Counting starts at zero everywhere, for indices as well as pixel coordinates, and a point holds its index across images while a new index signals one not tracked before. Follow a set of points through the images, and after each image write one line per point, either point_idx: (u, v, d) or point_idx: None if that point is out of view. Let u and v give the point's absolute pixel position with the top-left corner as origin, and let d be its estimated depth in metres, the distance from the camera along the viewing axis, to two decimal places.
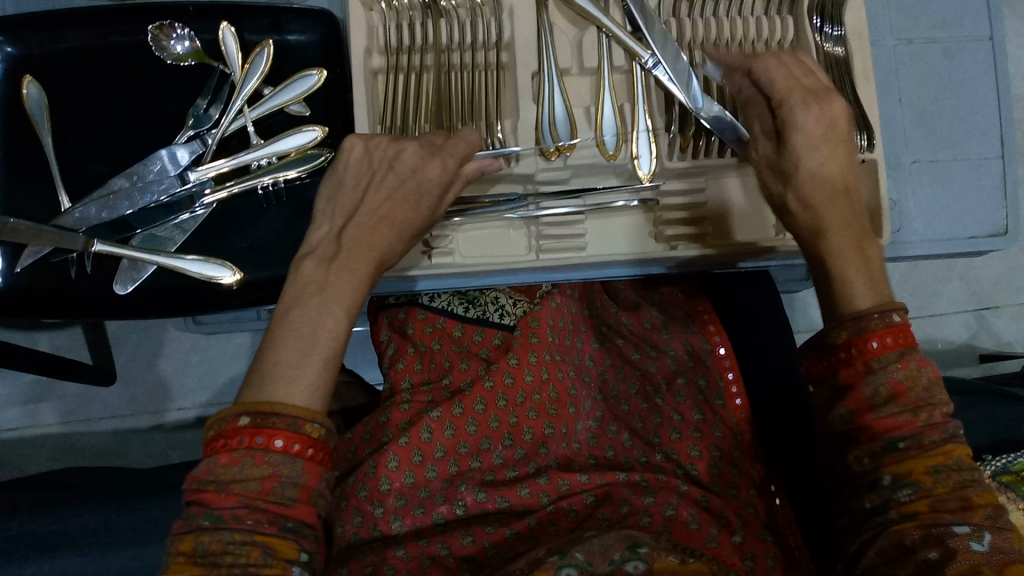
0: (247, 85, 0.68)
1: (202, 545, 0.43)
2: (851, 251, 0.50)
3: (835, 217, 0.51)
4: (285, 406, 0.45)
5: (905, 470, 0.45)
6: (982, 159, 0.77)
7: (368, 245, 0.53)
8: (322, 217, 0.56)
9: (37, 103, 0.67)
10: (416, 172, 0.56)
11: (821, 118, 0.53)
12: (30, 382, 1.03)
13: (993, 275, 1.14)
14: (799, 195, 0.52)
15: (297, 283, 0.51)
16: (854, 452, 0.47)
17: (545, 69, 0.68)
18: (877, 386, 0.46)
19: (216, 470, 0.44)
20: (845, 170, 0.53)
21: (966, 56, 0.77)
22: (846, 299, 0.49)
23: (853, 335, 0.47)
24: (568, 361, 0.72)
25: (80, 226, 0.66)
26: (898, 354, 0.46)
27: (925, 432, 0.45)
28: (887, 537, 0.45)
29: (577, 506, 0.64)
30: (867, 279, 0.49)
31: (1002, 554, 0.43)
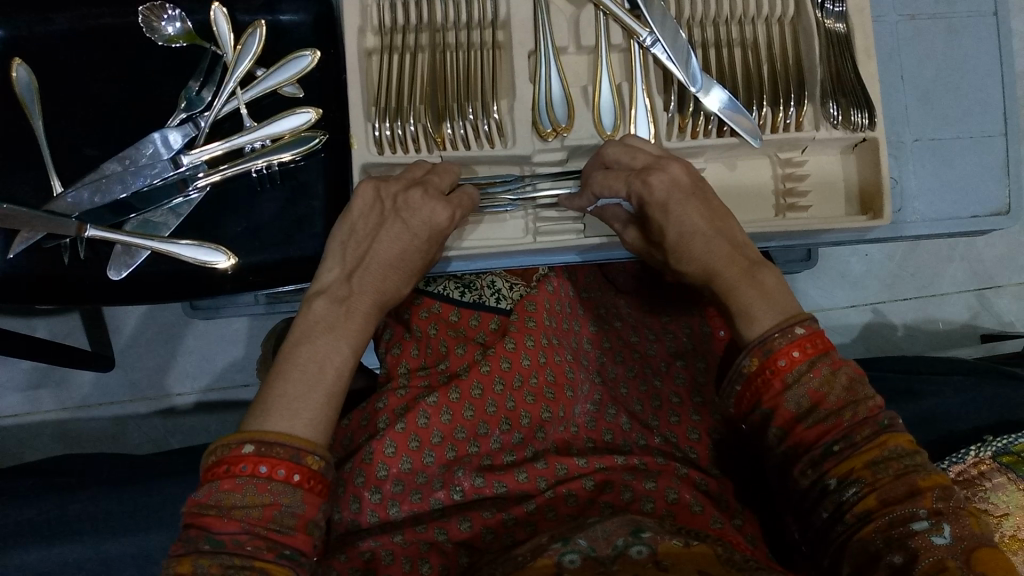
0: (240, 66, 0.67)
1: (202, 568, 0.44)
2: (743, 282, 0.52)
3: (717, 254, 0.53)
4: (289, 437, 0.48)
5: (846, 470, 0.47)
6: (984, 138, 0.76)
7: (377, 291, 0.56)
8: (331, 253, 0.58)
9: (27, 86, 0.66)
10: (426, 225, 0.56)
11: (665, 181, 0.54)
12: (29, 369, 1.03)
13: (995, 254, 1.13)
14: (681, 249, 0.55)
15: (306, 321, 0.53)
16: (796, 466, 0.50)
17: (543, 49, 0.66)
18: (798, 399, 0.49)
19: (219, 496, 0.46)
20: (708, 218, 0.54)
21: (968, 33, 0.76)
22: (748, 328, 0.51)
23: (764, 360, 0.50)
24: (566, 345, 0.71)
25: (72, 211, 0.65)
26: (808, 364, 0.49)
27: (854, 430, 0.48)
28: (853, 545, 0.47)
29: (576, 491, 0.63)
30: (765, 302, 0.51)
31: (965, 541, 0.44)
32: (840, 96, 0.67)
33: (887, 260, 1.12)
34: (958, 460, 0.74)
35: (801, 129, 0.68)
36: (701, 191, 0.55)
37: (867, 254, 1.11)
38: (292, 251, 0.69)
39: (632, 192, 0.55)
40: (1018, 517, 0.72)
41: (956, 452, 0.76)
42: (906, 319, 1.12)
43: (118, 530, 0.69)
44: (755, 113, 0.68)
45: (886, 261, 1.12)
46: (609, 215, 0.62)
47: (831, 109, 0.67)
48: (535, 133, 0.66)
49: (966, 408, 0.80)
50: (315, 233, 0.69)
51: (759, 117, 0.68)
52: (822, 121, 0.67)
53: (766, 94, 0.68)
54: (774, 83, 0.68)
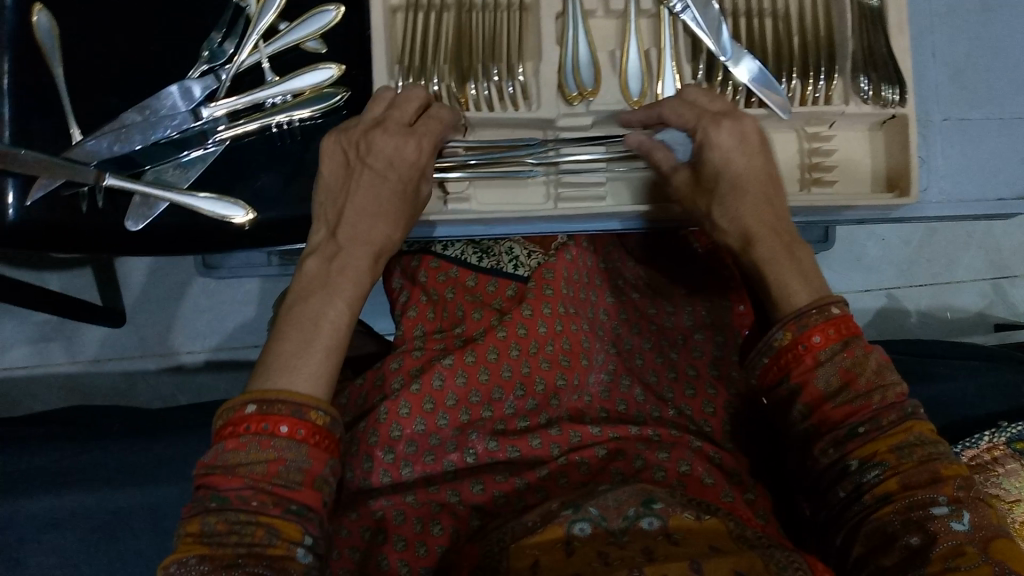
0: (262, 19, 0.66)
1: (209, 525, 0.44)
2: (780, 251, 0.53)
3: (759, 218, 0.54)
4: (291, 394, 0.48)
5: (869, 452, 0.47)
6: (1015, 120, 0.75)
7: (364, 240, 0.55)
8: (320, 215, 0.58)
9: (47, 32, 0.65)
10: (391, 163, 0.56)
11: (733, 133, 0.55)
12: (41, 321, 1.03)
13: (1014, 243, 1.12)
14: (727, 202, 0.55)
15: (302, 281, 0.54)
16: (818, 444, 0.50)
17: (571, 12, 0.66)
18: (828, 377, 0.49)
19: (224, 456, 0.46)
20: (761, 180, 0.55)
21: (1004, 12, 0.75)
22: (787, 301, 0.52)
23: (796, 335, 0.50)
24: (582, 314, 0.70)
25: (90, 160, 0.64)
26: (843, 344, 0.49)
27: (882, 413, 0.48)
28: (869, 524, 0.47)
29: (589, 459, 0.63)
30: (801, 273, 0.52)
31: (983, 529, 0.45)
32: (872, 70, 0.66)
33: (904, 246, 1.11)
34: (971, 445, 0.74)
35: (830, 102, 0.67)
36: (759, 144, 0.55)
37: (883, 238, 1.10)
38: (307, 208, 0.68)
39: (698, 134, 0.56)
40: None
41: (970, 436, 0.75)
42: (920, 306, 1.11)
43: (128, 481, 0.69)
44: (785, 84, 0.67)
45: (904, 246, 1.11)
46: (659, 159, 0.60)
47: (862, 83, 0.66)
48: (560, 97, 0.66)
49: (980, 394, 0.79)
50: None
51: (789, 89, 0.67)
52: (852, 95, 0.67)
53: (797, 66, 0.67)
54: (804, 55, 0.67)
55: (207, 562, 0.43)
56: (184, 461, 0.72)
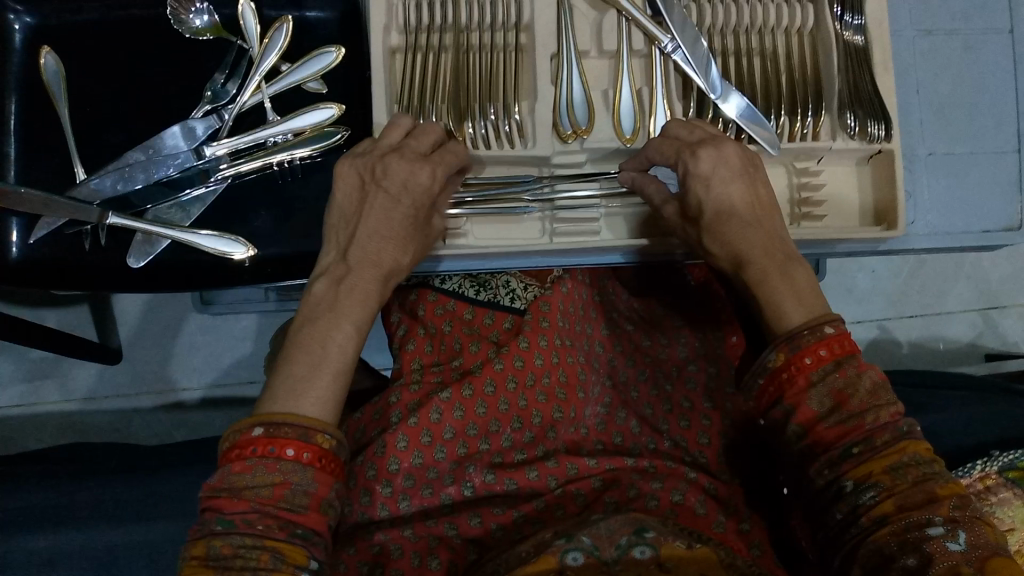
0: (265, 60, 0.68)
1: (215, 548, 0.44)
2: (774, 273, 0.53)
3: (752, 241, 0.54)
4: (296, 417, 0.48)
5: (864, 473, 0.47)
6: (999, 154, 0.77)
7: (376, 265, 0.55)
8: (332, 239, 0.58)
9: (54, 73, 0.67)
10: (406, 187, 0.56)
11: (712, 159, 0.56)
12: (37, 359, 1.03)
13: (1001, 274, 1.14)
14: (714, 227, 0.55)
15: (310, 303, 0.54)
16: (814, 465, 0.50)
17: (565, 53, 0.68)
18: (821, 398, 0.49)
19: (230, 479, 0.46)
20: (749, 203, 0.56)
21: (984, 50, 0.77)
22: (780, 322, 0.52)
23: (790, 355, 0.50)
24: (577, 346, 0.71)
25: (94, 198, 0.66)
26: (835, 364, 0.49)
27: (876, 434, 0.48)
28: (866, 547, 0.47)
29: (585, 490, 0.64)
30: (794, 296, 0.52)
31: (980, 549, 0.45)
32: (858, 108, 0.68)
33: (893, 277, 1.12)
34: (964, 474, 0.75)
35: (818, 138, 0.69)
36: (731, 165, 0.56)
37: (873, 270, 1.12)
38: (310, 245, 0.69)
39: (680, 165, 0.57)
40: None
41: (963, 465, 0.76)
42: (911, 337, 1.12)
43: (125, 519, 0.69)
44: (773, 122, 0.69)
45: (893, 278, 1.12)
46: (649, 191, 0.62)
47: (848, 120, 0.68)
48: (555, 135, 0.67)
49: (972, 424, 0.80)
50: None
51: (777, 126, 0.69)
52: (839, 131, 0.69)
53: (785, 104, 0.69)
54: (792, 94, 0.69)
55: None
56: (182, 498, 0.71)
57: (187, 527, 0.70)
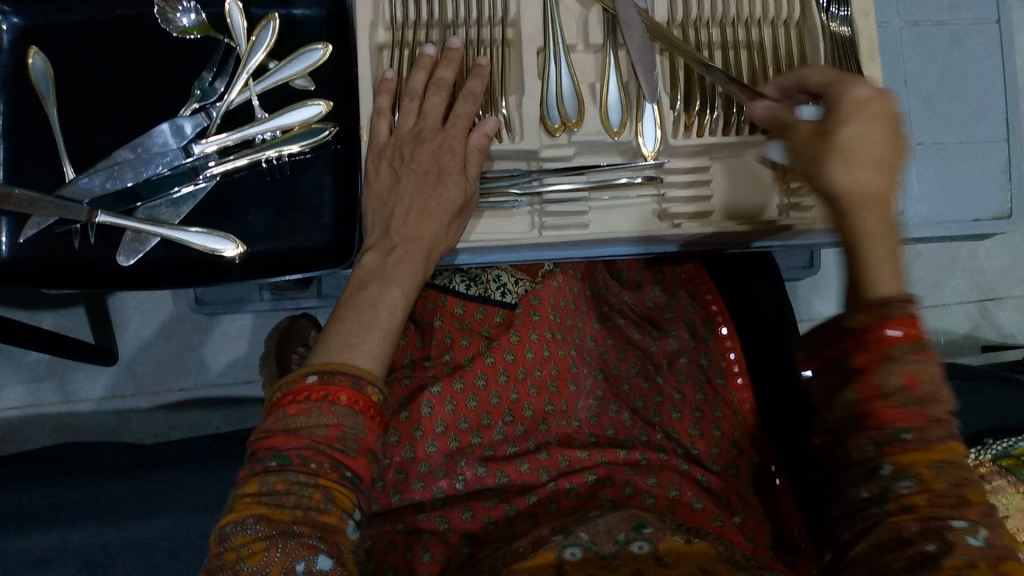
0: (252, 58, 0.68)
1: (268, 484, 0.45)
2: (870, 231, 0.46)
3: (867, 184, 0.46)
4: (348, 366, 0.50)
5: (909, 461, 0.42)
6: (986, 143, 0.77)
7: (417, 235, 0.59)
8: (370, 221, 0.62)
9: (42, 73, 0.67)
10: (431, 167, 0.61)
11: (874, 91, 0.48)
12: (34, 361, 1.03)
13: (996, 266, 1.13)
14: (832, 153, 0.46)
15: (359, 274, 0.58)
16: (854, 437, 0.43)
17: (551, 47, 0.68)
18: (892, 374, 0.42)
19: (285, 421, 0.47)
20: (887, 145, 0.46)
21: (971, 40, 0.77)
22: (869, 286, 0.44)
23: (875, 320, 0.43)
24: (569, 340, 0.71)
25: (82, 197, 0.66)
26: (915, 347, 0.43)
27: (932, 426, 0.42)
28: (882, 528, 0.42)
29: (577, 484, 0.64)
30: (888, 267, 0.45)
31: (996, 550, 0.41)
32: None
33: None
34: None
35: None
36: (892, 108, 0.47)
37: None
38: (300, 240, 0.69)
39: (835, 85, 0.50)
40: (1016, 518, 0.74)
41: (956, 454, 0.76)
42: None
43: (118, 519, 0.69)
44: None
45: None
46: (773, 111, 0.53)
47: None
48: (543, 128, 0.67)
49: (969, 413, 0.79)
50: (324, 223, 0.70)
51: None
52: None
53: None
54: None
55: (263, 523, 0.44)
56: (174, 496, 0.71)
57: (179, 525, 0.69)
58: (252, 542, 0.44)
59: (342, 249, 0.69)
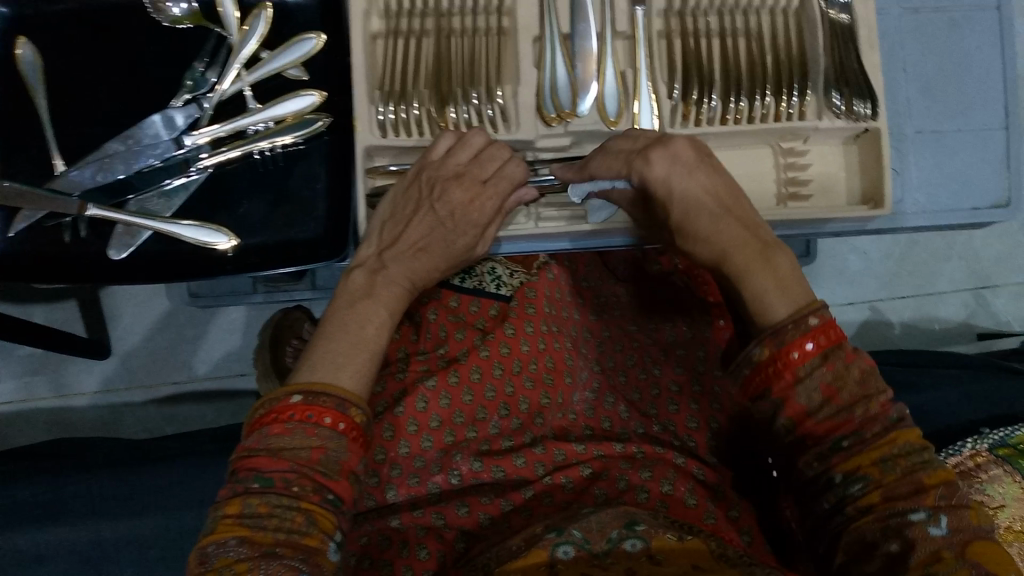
0: (245, 47, 0.67)
1: (250, 506, 0.45)
2: (754, 263, 0.49)
3: (729, 234, 0.50)
4: (334, 387, 0.49)
5: (853, 467, 0.45)
6: (985, 132, 0.76)
7: (407, 273, 0.58)
8: (373, 232, 0.61)
9: (31, 65, 0.66)
10: (455, 215, 0.60)
11: (670, 152, 0.53)
12: (26, 355, 1.02)
13: (993, 254, 1.13)
14: (688, 225, 0.52)
15: (347, 290, 0.56)
16: (803, 457, 0.47)
17: (547, 34, 0.67)
18: (810, 393, 0.45)
19: (268, 440, 0.47)
20: (714, 192, 0.52)
21: (972, 27, 0.76)
22: (767, 316, 0.47)
23: (776, 350, 0.46)
24: (564, 332, 0.71)
25: (73, 189, 0.65)
26: (822, 357, 0.45)
27: (866, 426, 0.45)
28: (849, 533, 0.45)
29: (573, 477, 0.63)
30: (779, 289, 0.48)
31: (960, 532, 0.43)
32: (844, 86, 0.67)
33: (885, 258, 1.12)
34: (954, 453, 0.74)
35: (804, 118, 0.68)
36: (693, 150, 0.53)
37: (865, 251, 1.11)
38: (293, 233, 0.69)
39: (632, 172, 0.55)
40: (1014, 509, 0.71)
41: (953, 444, 0.76)
42: (903, 317, 1.12)
43: (114, 515, 0.68)
44: (760, 104, 0.68)
45: (885, 259, 1.12)
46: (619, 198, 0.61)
47: (835, 98, 0.67)
48: (539, 118, 0.67)
49: (965, 401, 0.80)
50: (318, 216, 0.69)
51: (762, 108, 0.68)
52: (825, 110, 0.68)
53: (770, 84, 0.68)
54: (778, 73, 0.68)
55: (245, 545, 0.44)
56: (170, 491, 0.71)
57: (176, 522, 0.69)
58: (235, 564, 0.43)
59: (335, 242, 0.68)
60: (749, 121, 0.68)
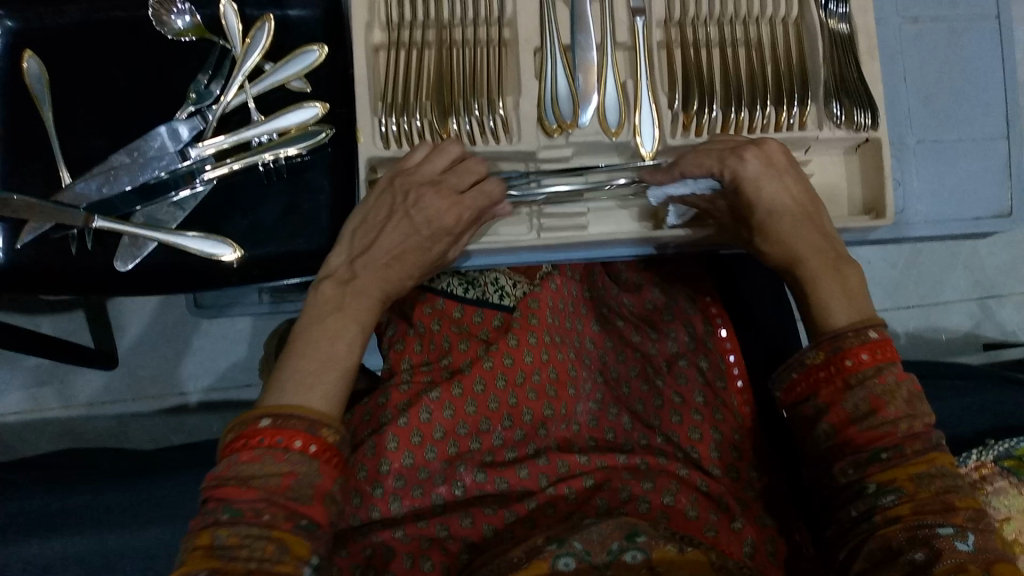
0: (248, 60, 0.68)
1: (220, 538, 0.45)
2: (824, 272, 0.53)
3: (804, 240, 0.54)
4: (304, 410, 0.50)
5: (887, 478, 0.48)
6: (987, 141, 0.76)
7: (378, 283, 0.59)
8: (346, 240, 0.61)
9: (37, 78, 0.67)
10: (430, 223, 0.59)
11: (760, 159, 0.56)
12: (34, 366, 1.03)
13: (997, 264, 1.13)
14: (767, 227, 0.55)
15: (316, 303, 0.57)
16: (838, 463, 0.50)
17: (548, 46, 0.67)
18: (856, 402, 0.49)
19: (238, 467, 0.47)
20: (797, 201, 0.56)
21: (972, 35, 0.77)
22: (826, 322, 0.52)
23: (831, 354, 0.50)
24: (568, 343, 0.71)
25: (79, 202, 0.65)
26: (875, 369, 0.49)
27: (906, 442, 0.48)
28: (875, 541, 0.47)
29: (575, 489, 0.63)
30: (845, 299, 0.52)
31: (986, 552, 0.45)
32: (844, 96, 0.67)
33: (889, 268, 1.11)
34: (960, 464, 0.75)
35: (805, 128, 0.68)
36: (779, 159, 0.56)
37: (869, 261, 1.11)
38: (297, 245, 0.69)
39: (723, 171, 0.56)
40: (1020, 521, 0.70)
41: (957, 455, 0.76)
42: (908, 328, 1.12)
43: (119, 526, 0.69)
44: (759, 115, 0.68)
45: (889, 269, 1.11)
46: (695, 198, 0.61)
47: (835, 108, 0.67)
48: (541, 129, 0.68)
49: (973, 410, 0.79)
50: (321, 227, 0.69)
51: (764, 118, 0.68)
52: (826, 119, 0.68)
53: (770, 95, 0.68)
54: (777, 84, 0.69)
55: None
56: (175, 502, 0.71)
57: (180, 533, 0.69)
58: None
59: None
60: (750, 132, 0.68)
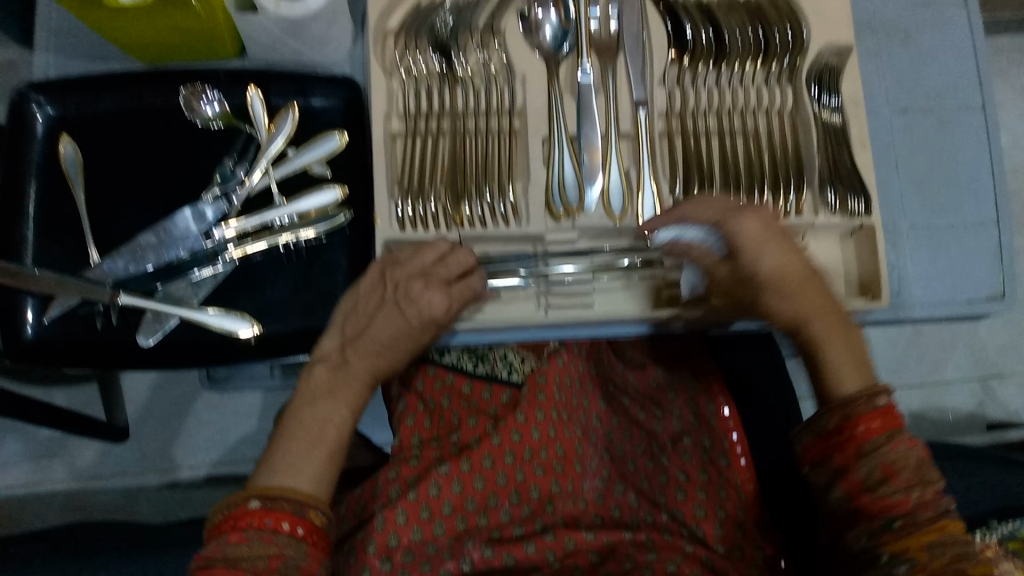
0: (273, 145, 0.73)
1: None
2: (829, 334, 0.56)
3: (807, 301, 0.56)
4: (291, 491, 0.52)
5: (902, 547, 0.48)
6: (977, 227, 0.80)
7: (368, 365, 0.60)
8: (338, 325, 0.63)
9: (72, 162, 0.71)
10: (420, 316, 0.61)
11: (759, 220, 0.57)
12: (45, 438, 1.04)
13: (997, 344, 1.15)
14: (772, 288, 0.57)
15: (308, 388, 0.58)
16: (853, 530, 0.51)
17: (556, 137, 0.71)
18: (869, 469, 0.50)
19: (226, 548, 0.48)
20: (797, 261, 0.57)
21: (958, 127, 0.81)
22: (837, 386, 0.54)
23: (845, 419, 0.52)
24: (575, 420, 0.72)
25: (105, 279, 0.68)
26: (886, 437, 0.50)
27: (920, 509, 0.48)
28: None
29: (582, 563, 0.65)
30: (850, 364, 0.54)
31: None
32: (838, 182, 0.71)
33: (891, 347, 1.13)
34: None
35: (801, 215, 0.71)
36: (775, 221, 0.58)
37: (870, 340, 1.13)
38: (314, 322, 0.72)
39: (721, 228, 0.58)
40: None
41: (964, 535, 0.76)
42: (912, 407, 1.13)
43: None
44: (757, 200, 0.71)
45: (891, 347, 1.13)
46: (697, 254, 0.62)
47: (829, 195, 0.71)
48: (548, 214, 0.71)
49: (978, 490, 0.80)
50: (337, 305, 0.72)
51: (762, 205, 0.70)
52: (821, 206, 0.71)
53: (767, 181, 0.71)
54: (774, 171, 0.72)
55: None
56: None
57: None
58: None
59: None
60: None
